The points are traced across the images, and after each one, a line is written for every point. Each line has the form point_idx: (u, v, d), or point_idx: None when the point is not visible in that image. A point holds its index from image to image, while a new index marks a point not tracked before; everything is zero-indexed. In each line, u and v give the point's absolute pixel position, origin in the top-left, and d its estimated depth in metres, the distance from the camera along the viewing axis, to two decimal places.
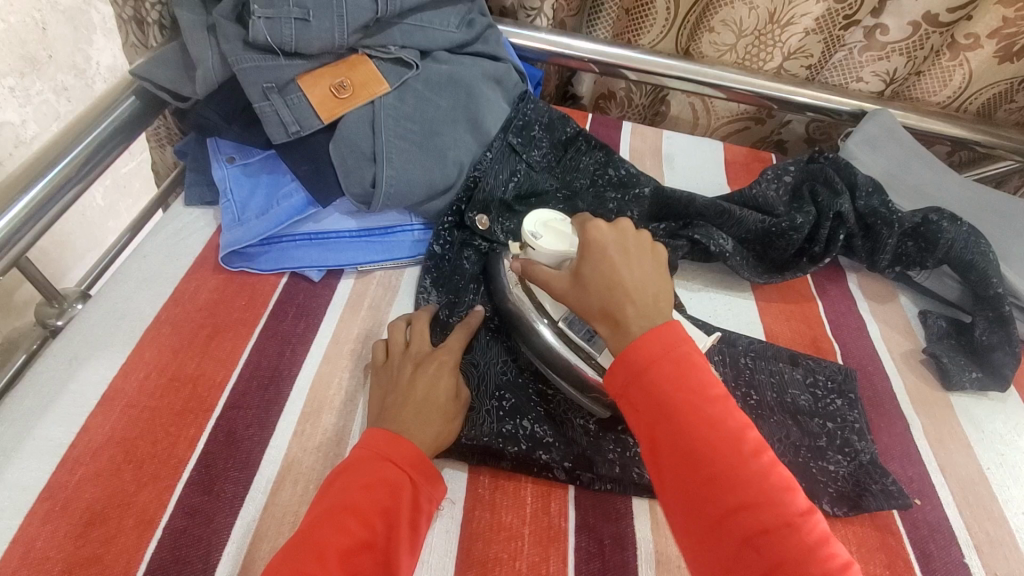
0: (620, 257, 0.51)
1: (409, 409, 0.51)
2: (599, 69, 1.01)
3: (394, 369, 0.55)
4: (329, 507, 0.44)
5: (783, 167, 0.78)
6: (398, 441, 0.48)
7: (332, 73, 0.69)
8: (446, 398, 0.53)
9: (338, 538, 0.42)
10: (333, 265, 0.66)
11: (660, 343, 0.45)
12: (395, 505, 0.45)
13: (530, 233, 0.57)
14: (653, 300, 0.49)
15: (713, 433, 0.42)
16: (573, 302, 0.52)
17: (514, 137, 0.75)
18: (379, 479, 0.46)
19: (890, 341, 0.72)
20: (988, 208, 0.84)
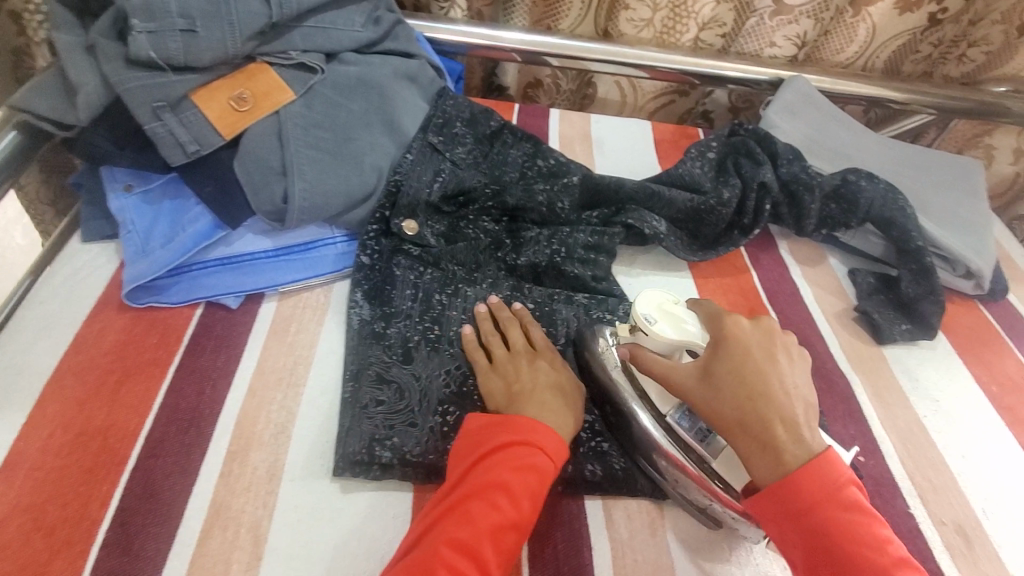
0: (766, 362, 0.52)
1: (542, 399, 0.54)
2: (521, 58, 0.99)
3: (508, 364, 0.57)
4: (479, 481, 0.47)
5: (706, 143, 0.78)
6: (551, 433, 0.50)
7: (230, 85, 0.65)
8: (566, 386, 0.56)
9: (490, 515, 0.45)
10: (250, 290, 0.62)
11: (799, 446, 0.47)
12: (541, 491, 0.48)
13: (644, 315, 0.55)
14: (802, 422, 0.49)
15: (844, 517, 0.44)
16: (705, 409, 0.50)
17: (434, 137, 0.72)
18: (529, 464, 0.48)
19: (823, 302, 0.74)
20: (902, 162, 0.88)
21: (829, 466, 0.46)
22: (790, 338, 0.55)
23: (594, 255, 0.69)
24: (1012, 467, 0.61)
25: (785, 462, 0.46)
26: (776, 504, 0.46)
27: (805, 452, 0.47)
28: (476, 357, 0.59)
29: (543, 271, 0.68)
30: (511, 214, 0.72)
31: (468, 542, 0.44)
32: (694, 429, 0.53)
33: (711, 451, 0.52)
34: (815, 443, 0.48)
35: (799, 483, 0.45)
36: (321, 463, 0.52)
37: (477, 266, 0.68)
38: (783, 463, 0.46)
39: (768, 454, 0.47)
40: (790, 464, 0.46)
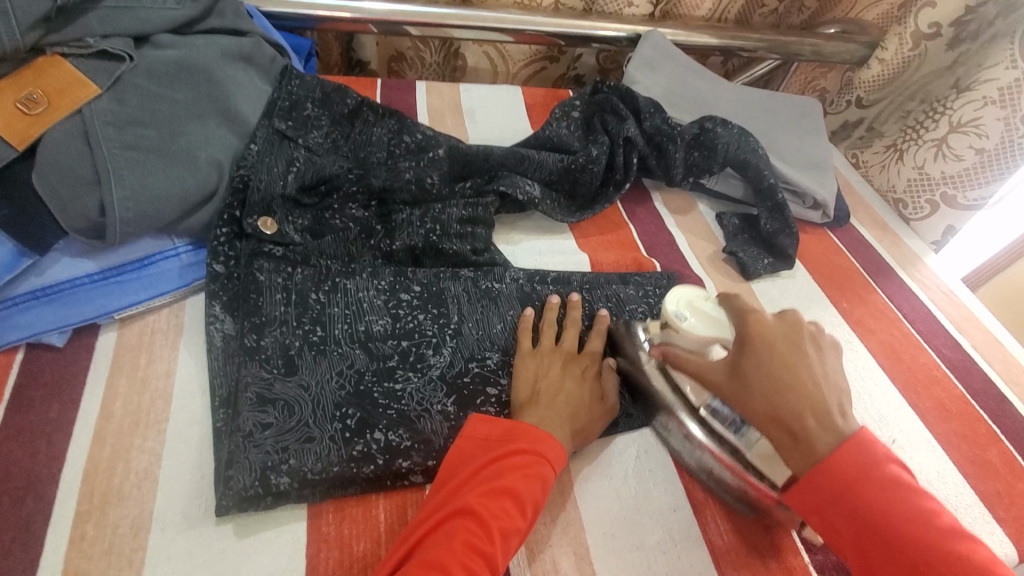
0: (790, 357, 0.49)
1: (563, 405, 0.53)
2: (378, 29, 0.92)
3: (546, 359, 0.57)
4: (485, 484, 0.46)
5: (570, 103, 0.78)
6: (552, 438, 0.50)
7: (17, 85, 0.54)
8: (593, 398, 0.56)
9: (499, 519, 0.44)
10: (81, 321, 0.53)
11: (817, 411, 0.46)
12: (544, 497, 0.47)
13: (675, 313, 0.55)
14: (832, 409, 0.46)
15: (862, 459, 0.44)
16: (740, 405, 0.48)
17: (281, 122, 0.66)
18: (535, 470, 0.48)
19: (697, 248, 0.78)
20: (752, 107, 0.93)
21: (819, 390, 0.47)
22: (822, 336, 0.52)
23: (472, 227, 0.67)
24: (867, 373, 0.68)
25: (799, 406, 0.46)
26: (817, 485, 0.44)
27: (834, 438, 0.45)
28: (520, 341, 0.59)
29: (421, 252, 0.65)
30: (380, 196, 0.67)
31: (480, 546, 0.42)
32: (729, 419, 0.53)
33: (747, 442, 0.52)
34: (847, 426, 0.46)
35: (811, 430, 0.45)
36: (193, 503, 0.46)
37: (352, 257, 0.64)
38: (798, 413, 0.46)
39: (783, 401, 0.47)
40: (805, 411, 0.46)
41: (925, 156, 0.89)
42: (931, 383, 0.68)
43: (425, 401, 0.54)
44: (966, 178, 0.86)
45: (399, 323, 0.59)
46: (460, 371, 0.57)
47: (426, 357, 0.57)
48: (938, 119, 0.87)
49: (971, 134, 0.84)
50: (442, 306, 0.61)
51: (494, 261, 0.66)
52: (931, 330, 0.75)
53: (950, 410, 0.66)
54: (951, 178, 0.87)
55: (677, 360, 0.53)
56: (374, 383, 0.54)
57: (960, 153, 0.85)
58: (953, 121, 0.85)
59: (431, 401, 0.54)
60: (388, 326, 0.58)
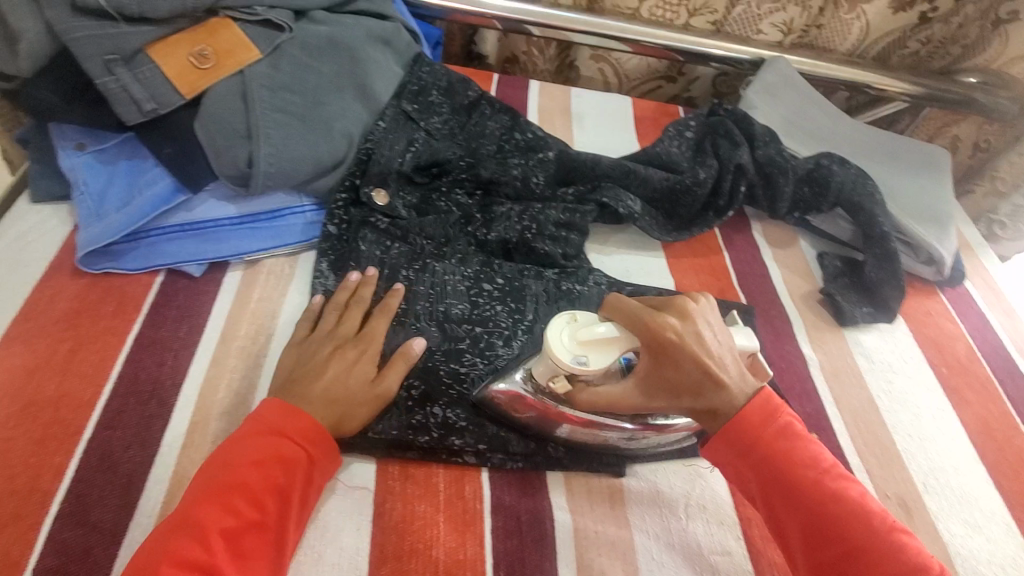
0: (690, 349, 0.48)
1: (319, 388, 0.50)
2: (501, 25, 0.96)
3: (315, 345, 0.54)
4: (208, 486, 0.43)
5: (684, 123, 0.78)
6: (295, 415, 0.47)
7: (190, 40, 0.60)
8: (359, 381, 0.51)
9: (222, 517, 0.42)
10: (215, 257, 0.59)
11: (758, 417, 0.47)
12: (288, 482, 0.45)
13: (572, 363, 0.49)
14: (726, 363, 0.49)
15: (809, 470, 0.46)
16: (653, 404, 0.50)
17: (408, 104, 0.71)
18: (271, 457, 0.45)
19: (791, 284, 0.76)
20: (873, 149, 0.89)
21: (767, 405, 0.48)
22: (701, 299, 0.51)
23: (565, 232, 0.68)
24: (954, 444, 0.64)
25: (752, 442, 0.47)
26: (763, 488, 0.47)
27: (728, 403, 0.48)
28: (299, 327, 0.56)
29: (512, 247, 0.67)
30: (486, 187, 0.70)
31: (197, 555, 0.40)
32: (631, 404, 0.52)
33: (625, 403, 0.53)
34: (739, 397, 0.48)
35: (771, 465, 0.46)
36: None
37: (447, 240, 0.66)
38: (751, 446, 0.47)
39: (736, 439, 0.47)
40: (763, 447, 0.47)
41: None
42: (1022, 467, 0.63)
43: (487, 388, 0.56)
44: None
45: (476, 310, 0.61)
46: None
47: (495, 347, 0.58)
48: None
49: None
50: (520, 302, 0.62)
51: (584, 264, 0.67)
52: None
53: None
54: None
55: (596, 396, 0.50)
56: (443, 361, 0.56)
57: None
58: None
59: None
60: (466, 310, 0.61)
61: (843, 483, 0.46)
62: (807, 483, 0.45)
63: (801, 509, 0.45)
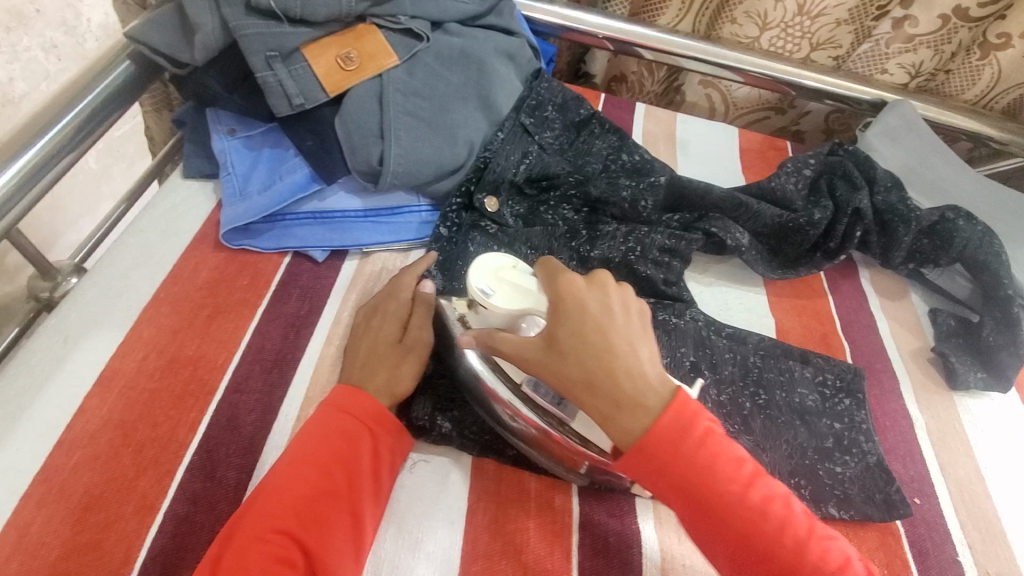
0: (603, 321, 0.46)
1: (358, 358, 0.53)
2: (613, 46, 0.97)
3: (360, 323, 0.57)
4: (284, 460, 0.45)
5: (803, 160, 0.75)
6: (358, 395, 0.49)
7: (340, 43, 0.65)
8: (387, 343, 0.54)
9: (297, 486, 0.44)
10: (337, 245, 0.63)
11: (670, 429, 0.43)
12: (353, 454, 0.46)
13: (479, 290, 0.49)
14: (645, 359, 0.45)
15: (728, 487, 0.42)
16: (550, 368, 0.46)
17: (526, 117, 0.73)
18: (335, 434, 0.47)
19: (899, 338, 0.72)
20: (1002, 207, 0.82)
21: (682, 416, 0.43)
22: (629, 288, 0.49)
23: (669, 258, 0.68)
24: None
25: (666, 457, 0.43)
26: (677, 499, 0.43)
27: (655, 400, 0.44)
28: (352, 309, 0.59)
29: (614, 267, 0.67)
30: (593, 205, 0.71)
31: (277, 521, 0.42)
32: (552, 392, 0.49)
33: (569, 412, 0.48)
34: (665, 387, 0.45)
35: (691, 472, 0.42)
36: None
37: (550, 252, 0.68)
38: (670, 458, 0.43)
39: (649, 453, 0.43)
40: (677, 459, 0.43)
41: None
42: None
43: None
44: None
45: None
46: None
47: None
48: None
49: None
50: None
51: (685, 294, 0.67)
52: None
53: None
54: None
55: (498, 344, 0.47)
56: None
57: None
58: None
59: None
60: None
61: (767, 493, 0.43)
62: (727, 501, 0.42)
63: (720, 524, 0.42)
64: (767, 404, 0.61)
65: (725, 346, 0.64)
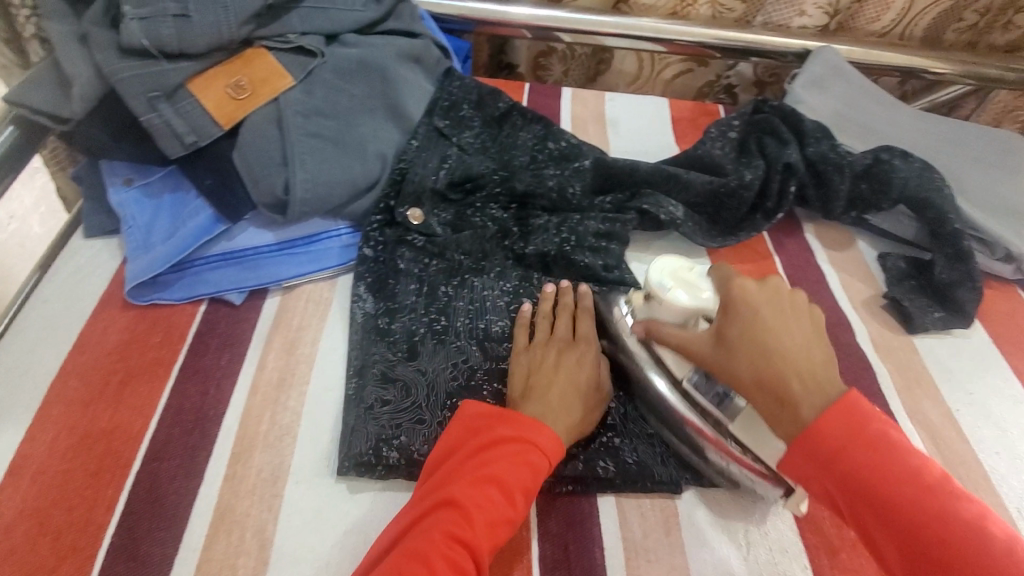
0: (779, 322, 0.46)
1: (556, 395, 0.51)
2: (532, 34, 0.94)
3: (538, 352, 0.55)
4: (468, 474, 0.45)
5: (727, 122, 0.74)
6: (542, 426, 0.48)
7: (227, 72, 0.62)
8: (591, 384, 0.53)
9: (485, 508, 0.43)
10: (255, 284, 0.60)
11: (839, 426, 0.41)
12: (535, 484, 0.46)
13: (656, 283, 0.53)
14: (821, 363, 0.45)
15: (892, 476, 0.39)
16: (728, 360, 0.47)
17: (440, 120, 0.70)
18: (522, 456, 0.46)
19: (850, 289, 0.71)
20: (938, 138, 0.82)
21: (854, 412, 0.41)
22: (803, 297, 0.49)
23: (606, 243, 0.66)
24: None
25: (835, 452, 0.41)
26: (840, 494, 0.41)
27: (821, 400, 0.43)
28: (515, 338, 0.57)
29: (551, 261, 0.64)
30: (521, 200, 0.68)
31: (462, 537, 0.41)
32: (715, 390, 0.50)
33: (729, 414, 0.49)
34: (837, 391, 0.43)
35: (863, 471, 0.40)
36: (325, 459, 0.50)
37: (484, 255, 0.65)
38: (833, 456, 0.41)
39: (815, 450, 0.41)
40: (846, 446, 0.40)
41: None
42: None
43: None
44: None
45: None
46: None
47: None
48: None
49: None
50: None
51: (627, 278, 0.64)
52: None
53: None
54: None
55: (664, 335, 0.51)
56: (485, 381, 0.55)
57: None
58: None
59: None
60: (507, 328, 0.59)
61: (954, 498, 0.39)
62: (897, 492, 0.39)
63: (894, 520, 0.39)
64: None
65: None
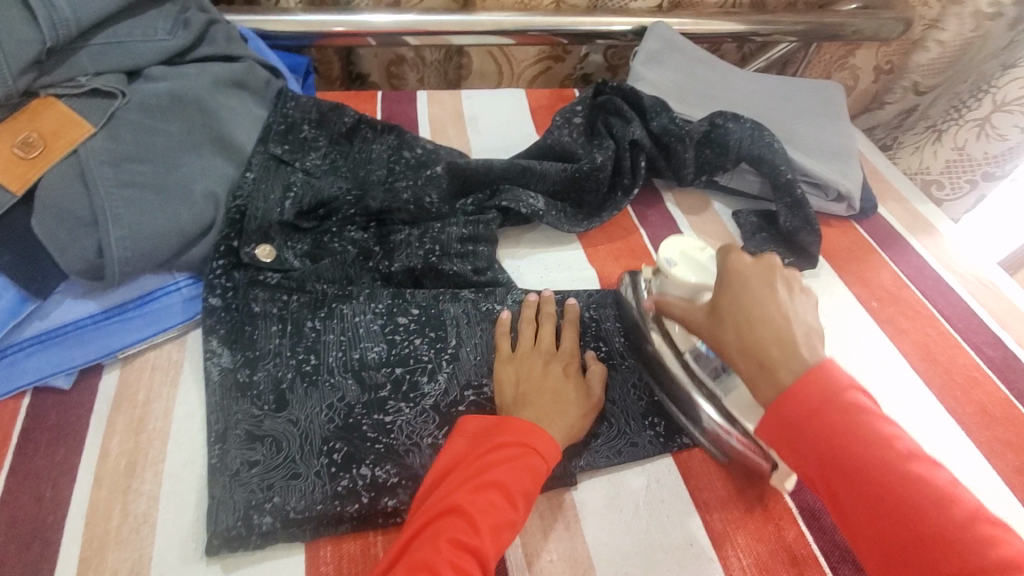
0: (763, 293, 0.48)
1: (547, 400, 0.52)
2: (376, 41, 0.91)
3: (525, 361, 0.55)
4: (470, 482, 0.45)
5: (572, 109, 0.75)
6: (542, 431, 0.49)
7: (11, 129, 0.54)
8: (578, 393, 0.54)
9: (487, 513, 0.43)
10: (83, 362, 0.53)
11: (817, 394, 0.42)
12: (535, 488, 0.46)
13: (664, 260, 0.57)
14: (802, 339, 0.45)
15: (866, 447, 0.40)
16: (719, 337, 0.48)
17: (277, 146, 0.66)
18: (519, 461, 0.46)
19: (711, 250, 0.75)
20: (769, 97, 0.89)
21: (829, 379, 0.42)
22: (794, 273, 0.50)
23: (473, 246, 0.65)
24: (901, 379, 0.64)
25: (807, 421, 0.42)
26: (814, 462, 0.42)
27: (799, 365, 0.43)
28: (499, 344, 0.57)
29: (420, 274, 0.63)
30: (378, 217, 0.66)
31: (466, 542, 0.42)
32: (712, 363, 0.55)
33: (726, 388, 0.54)
34: (813, 357, 0.44)
35: (834, 446, 0.41)
36: (192, 539, 0.45)
37: (349, 280, 0.62)
38: (807, 420, 0.42)
39: (788, 410, 0.43)
40: (820, 421, 0.41)
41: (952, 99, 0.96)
42: (970, 386, 0.64)
43: (416, 434, 0.52)
44: (1004, 156, 0.95)
45: (394, 350, 0.57)
46: (454, 400, 0.54)
47: (419, 385, 0.55)
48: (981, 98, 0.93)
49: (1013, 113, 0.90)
50: (440, 329, 0.59)
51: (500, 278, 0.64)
52: (971, 326, 0.70)
53: (992, 415, 0.61)
54: (991, 158, 0.96)
55: (667, 306, 0.53)
56: (364, 415, 0.52)
57: (1004, 132, 0.93)
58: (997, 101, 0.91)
59: (423, 433, 0.52)
60: (383, 353, 0.56)
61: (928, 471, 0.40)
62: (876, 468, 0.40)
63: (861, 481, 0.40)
64: (609, 354, 0.60)
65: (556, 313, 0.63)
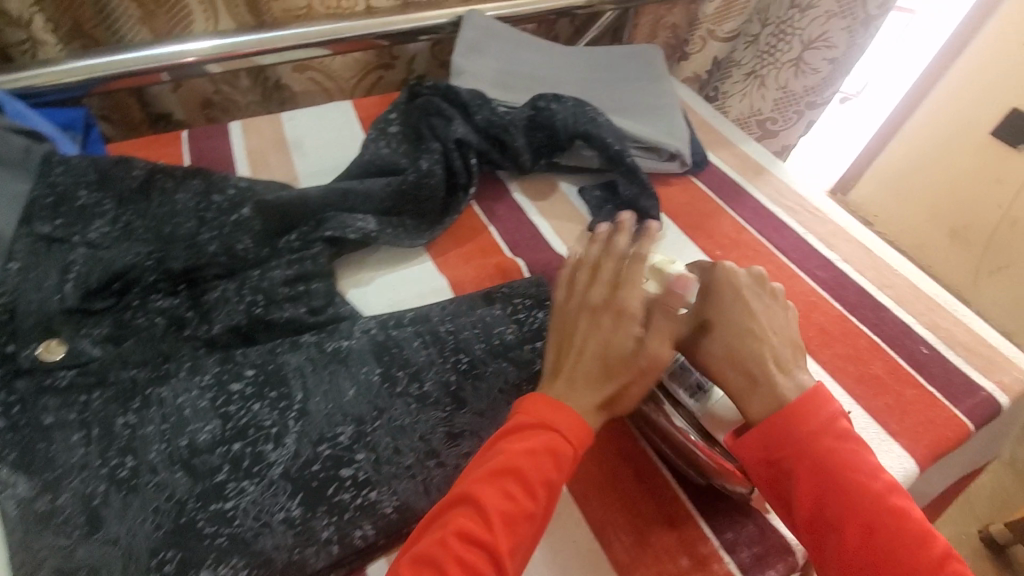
0: (740, 308, 0.51)
1: (591, 345, 0.47)
2: (172, 76, 0.82)
3: (570, 305, 0.50)
4: (489, 468, 0.43)
5: (386, 118, 0.73)
6: (568, 407, 0.45)
7: None
8: (617, 316, 0.48)
9: (499, 501, 0.41)
10: None
11: (810, 418, 0.45)
12: (559, 474, 0.44)
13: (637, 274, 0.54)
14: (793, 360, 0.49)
15: (855, 475, 0.43)
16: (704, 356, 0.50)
17: (45, 225, 0.57)
18: (540, 444, 0.44)
19: (563, 232, 0.74)
20: (590, 70, 0.90)
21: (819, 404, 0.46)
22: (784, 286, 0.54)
23: (304, 286, 0.60)
24: None
25: (795, 439, 0.45)
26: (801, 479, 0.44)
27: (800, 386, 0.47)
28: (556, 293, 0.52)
29: (248, 331, 0.57)
30: (189, 278, 0.59)
31: (476, 535, 0.40)
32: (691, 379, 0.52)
33: (704, 406, 0.51)
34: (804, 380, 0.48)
35: (819, 464, 0.44)
36: None
37: (165, 356, 0.54)
38: (797, 442, 0.45)
39: (777, 436, 0.45)
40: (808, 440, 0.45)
41: (770, 40, 0.99)
42: (810, 310, 0.68)
43: (265, 512, 0.46)
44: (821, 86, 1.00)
45: (230, 423, 0.50)
46: (307, 460, 0.49)
47: (264, 456, 0.49)
48: (788, 41, 0.97)
49: (821, 48, 0.96)
50: (282, 385, 0.53)
51: (343, 311, 0.59)
52: (804, 253, 0.75)
53: (831, 334, 0.66)
54: (811, 89, 1.01)
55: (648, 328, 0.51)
56: (199, 510, 0.46)
57: (816, 65, 0.98)
58: (803, 40, 0.96)
59: (271, 509, 0.46)
60: (217, 431, 0.50)
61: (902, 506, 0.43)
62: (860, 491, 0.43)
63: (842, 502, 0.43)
64: (472, 364, 0.57)
65: (411, 334, 0.58)
